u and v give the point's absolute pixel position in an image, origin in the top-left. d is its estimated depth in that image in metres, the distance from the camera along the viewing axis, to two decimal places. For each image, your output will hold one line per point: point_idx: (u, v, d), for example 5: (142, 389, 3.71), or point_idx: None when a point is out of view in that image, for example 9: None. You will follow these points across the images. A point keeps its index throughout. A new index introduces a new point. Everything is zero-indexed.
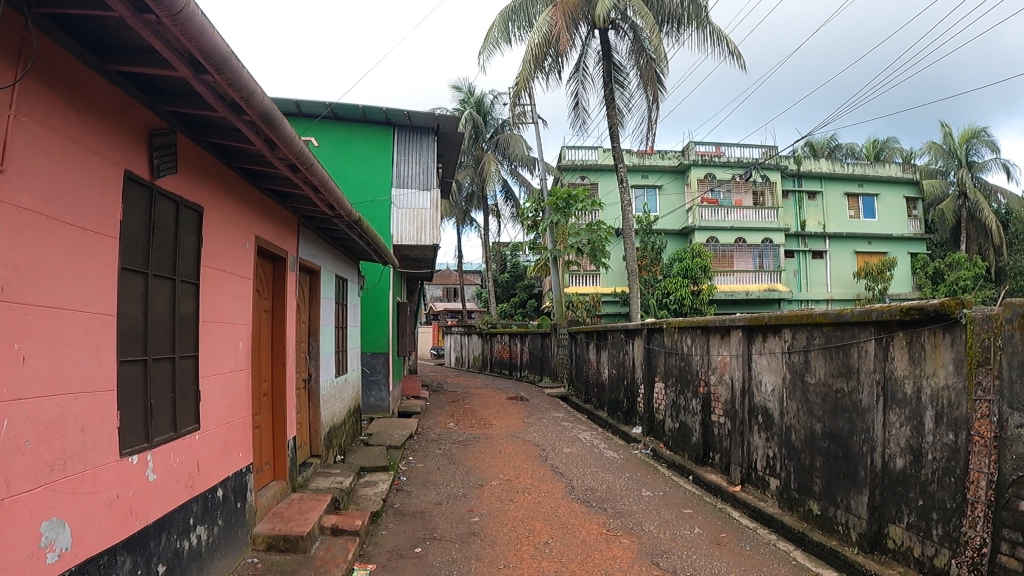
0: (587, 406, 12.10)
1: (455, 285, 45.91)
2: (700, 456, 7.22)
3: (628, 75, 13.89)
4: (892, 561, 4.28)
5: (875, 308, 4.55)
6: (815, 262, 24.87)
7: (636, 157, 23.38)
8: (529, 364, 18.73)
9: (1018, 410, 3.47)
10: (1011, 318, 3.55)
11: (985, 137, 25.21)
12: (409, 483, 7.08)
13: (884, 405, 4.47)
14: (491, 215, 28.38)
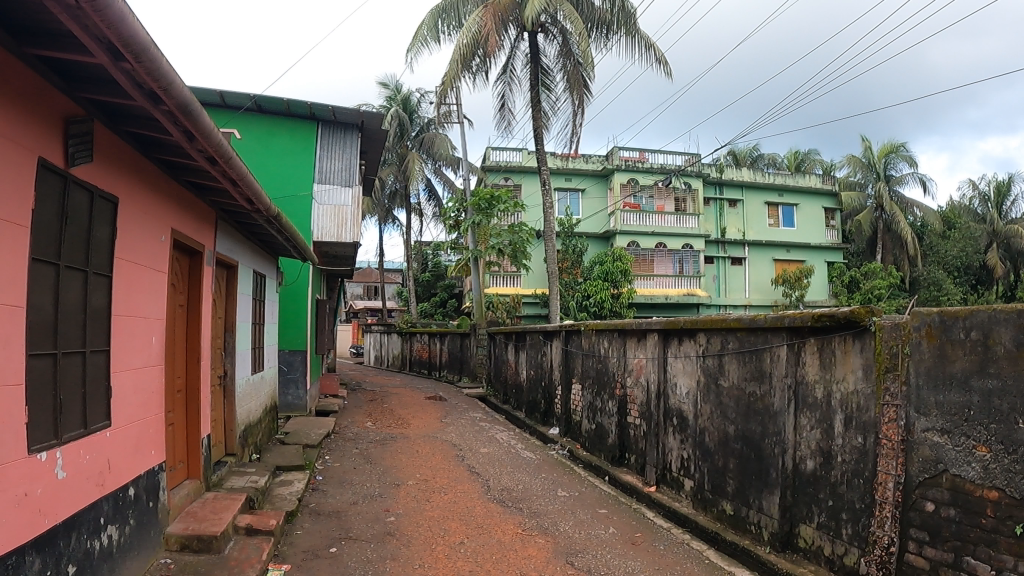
0: (505, 407, 12.10)
1: (376, 284, 45.55)
2: (616, 457, 7.31)
3: (556, 79, 13.94)
4: (803, 560, 4.39)
5: (788, 315, 4.66)
6: (733, 268, 25.40)
7: (560, 160, 23.52)
8: (448, 364, 18.71)
9: (924, 415, 3.61)
10: (918, 326, 3.69)
11: (903, 152, 26.27)
12: (325, 483, 6.98)
13: (795, 409, 4.59)
14: (414, 214, 28.23)
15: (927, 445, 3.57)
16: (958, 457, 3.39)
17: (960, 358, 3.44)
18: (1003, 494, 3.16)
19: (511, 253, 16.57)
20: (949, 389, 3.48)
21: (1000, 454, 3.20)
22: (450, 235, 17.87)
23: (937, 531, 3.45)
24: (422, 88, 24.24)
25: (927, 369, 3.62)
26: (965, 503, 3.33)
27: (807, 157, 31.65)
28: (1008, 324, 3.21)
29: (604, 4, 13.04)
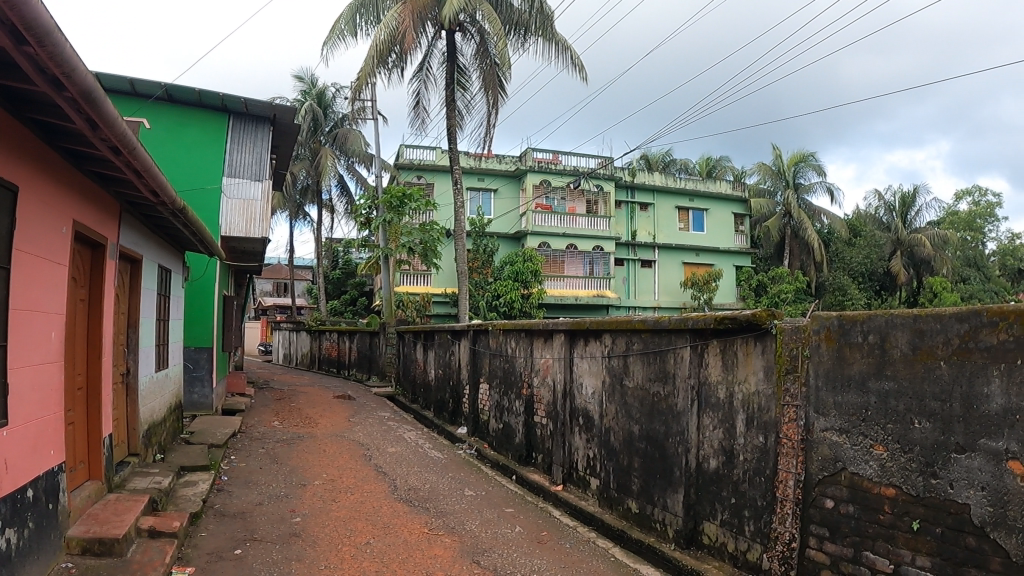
0: (414, 407, 12.03)
1: (286, 281, 44.76)
2: (523, 457, 7.36)
3: (471, 78, 13.95)
4: (707, 556, 4.49)
5: (691, 317, 4.75)
6: (642, 270, 25.82)
7: (473, 159, 23.50)
8: (357, 363, 18.51)
9: (823, 415, 3.73)
10: (818, 329, 3.81)
11: (811, 161, 27.10)
12: (230, 483, 6.83)
13: (698, 409, 4.69)
14: (325, 210, 27.85)
15: (825, 445, 3.70)
16: (857, 455, 3.52)
17: (858, 360, 3.57)
18: (899, 491, 3.29)
19: (422, 252, 16.47)
20: (847, 390, 3.61)
21: (896, 452, 3.33)
22: (359, 232, 17.65)
23: (837, 526, 3.56)
24: (337, 83, 23.93)
25: (825, 371, 3.74)
26: (863, 500, 3.45)
27: (717, 164, 32.39)
28: (905, 328, 3.35)
29: (522, 5, 13.09)
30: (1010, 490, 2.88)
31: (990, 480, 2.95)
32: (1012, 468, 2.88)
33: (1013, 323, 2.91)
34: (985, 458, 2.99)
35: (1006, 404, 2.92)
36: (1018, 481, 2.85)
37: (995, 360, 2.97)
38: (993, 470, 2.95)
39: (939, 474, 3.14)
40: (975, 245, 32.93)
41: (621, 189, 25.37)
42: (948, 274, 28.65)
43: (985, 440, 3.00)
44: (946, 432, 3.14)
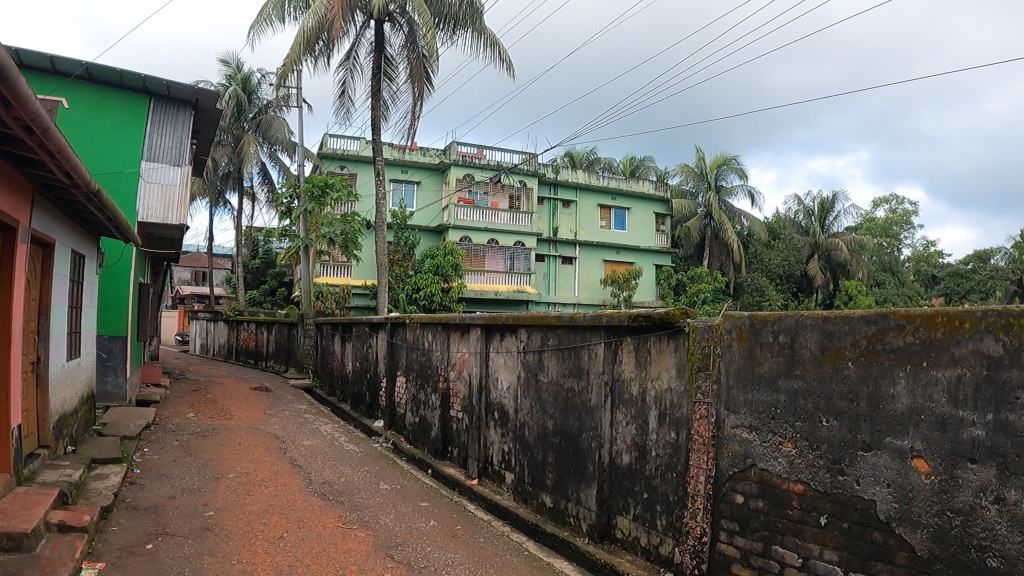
0: (331, 399, 11.91)
1: (205, 269, 43.78)
2: (438, 450, 7.35)
3: (398, 69, 13.85)
4: (620, 549, 4.54)
5: (606, 314, 4.78)
6: (563, 267, 25.96)
7: (397, 151, 23.25)
8: (275, 354, 18.24)
9: (734, 412, 3.80)
10: (730, 329, 3.87)
11: (734, 165, 27.64)
12: (143, 476, 6.65)
13: (611, 405, 4.74)
14: (246, 197, 27.31)
15: (736, 441, 3.77)
16: (766, 452, 3.60)
17: (768, 359, 3.64)
18: (807, 487, 3.38)
19: (342, 243, 16.27)
20: (757, 389, 3.69)
21: (805, 450, 3.42)
22: (279, 221, 17.34)
23: (747, 521, 3.63)
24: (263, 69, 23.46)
25: (736, 369, 3.81)
26: (772, 495, 3.53)
27: (642, 164, 32.79)
28: (814, 329, 3.43)
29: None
30: (914, 488, 2.98)
31: (896, 477, 3.05)
32: (916, 466, 2.98)
33: (920, 326, 3.01)
34: (890, 456, 3.08)
35: (911, 404, 3.02)
36: (922, 478, 2.96)
37: (901, 362, 3.07)
38: (898, 467, 3.04)
39: (846, 471, 3.23)
40: (891, 250, 34.06)
41: (544, 185, 25.40)
42: (862, 278, 29.54)
43: (891, 438, 3.09)
44: (853, 430, 3.23)
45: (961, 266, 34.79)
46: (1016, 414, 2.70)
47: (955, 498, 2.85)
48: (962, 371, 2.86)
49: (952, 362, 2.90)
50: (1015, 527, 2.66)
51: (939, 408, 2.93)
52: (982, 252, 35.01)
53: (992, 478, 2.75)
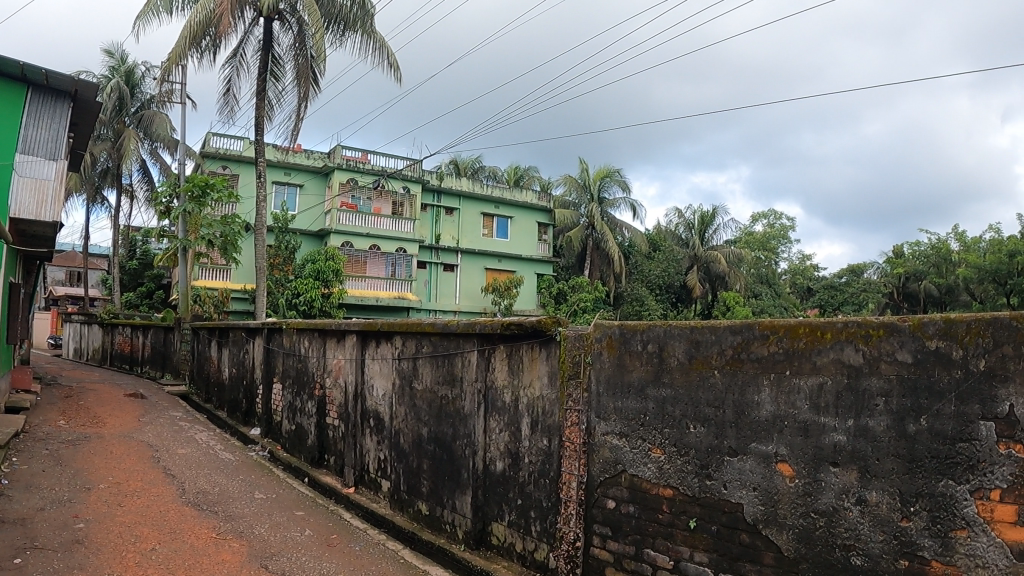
0: (208, 406, 11.59)
1: (80, 269, 41.98)
2: (315, 459, 7.23)
3: (285, 69, 13.62)
4: (496, 556, 4.56)
5: (478, 322, 4.78)
6: (444, 274, 25.65)
7: (280, 153, 22.51)
8: (151, 359, 17.61)
9: (604, 418, 3.87)
10: (600, 337, 3.95)
11: (617, 177, 28.17)
12: (10, 487, 6.31)
13: (484, 413, 4.76)
14: (126, 195, 26.33)
15: (606, 447, 3.84)
16: (636, 458, 3.67)
17: (637, 367, 3.73)
18: (677, 491, 3.46)
19: (221, 246, 15.72)
20: (627, 396, 3.77)
21: (672, 455, 3.50)
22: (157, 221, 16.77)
23: (619, 525, 3.69)
24: (148, 62, 22.70)
25: (606, 377, 3.88)
26: (642, 500, 3.61)
27: (527, 173, 33.05)
28: (682, 338, 3.52)
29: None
30: (779, 490, 3.09)
31: (761, 481, 3.15)
32: (781, 469, 3.10)
33: (783, 336, 3.13)
34: (756, 461, 3.19)
35: (776, 410, 3.14)
36: (786, 481, 3.07)
37: (765, 370, 3.19)
38: (763, 471, 3.16)
39: (714, 475, 3.32)
40: (768, 262, 35.35)
41: (427, 193, 25.22)
42: (740, 290, 30.56)
43: (756, 444, 3.20)
44: (719, 436, 3.34)
45: (833, 279, 36.03)
46: (875, 420, 2.84)
47: (818, 499, 2.97)
48: (824, 379, 2.99)
49: (815, 370, 3.02)
50: (876, 526, 2.80)
51: (802, 414, 3.05)
52: (854, 265, 36.72)
53: (853, 480, 2.88)
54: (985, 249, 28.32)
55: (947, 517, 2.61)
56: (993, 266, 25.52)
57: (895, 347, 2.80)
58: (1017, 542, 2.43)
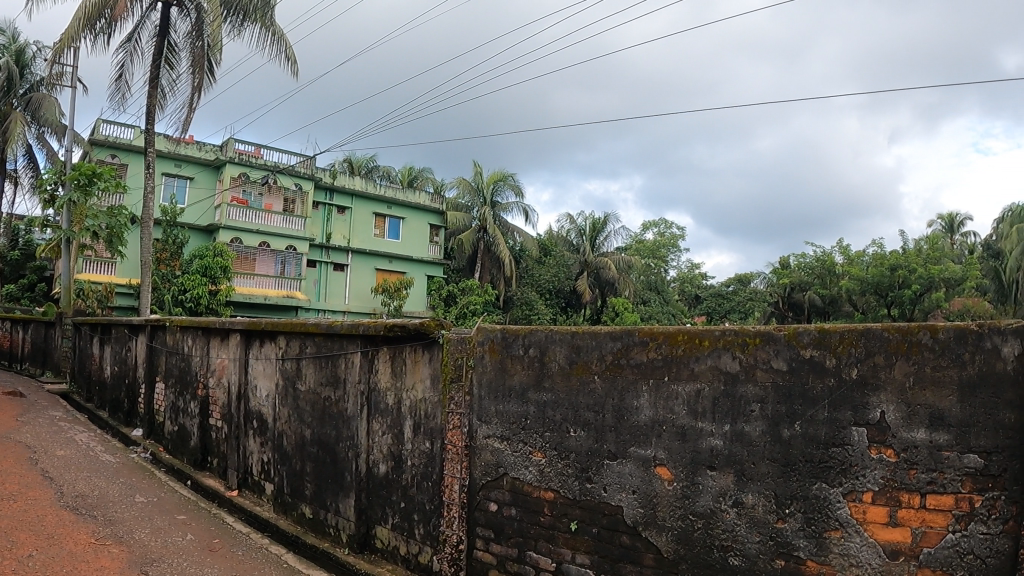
0: (89, 405, 11.20)
1: None
2: (198, 461, 7.06)
3: (181, 57, 13.25)
4: (380, 559, 4.52)
5: (362, 323, 4.74)
6: (335, 274, 25.18)
7: (170, 144, 21.37)
8: (30, 355, 16.89)
9: (486, 422, 3.89)
10: (482, 341, 3.95)
11: (510, 182, 28.39)
12: None
13: (367, 415, 4.69)
14: (11, 182, 25.20)
15: (488, 450, 3.85)
16: (518, 462, 3.70)
17: (519, 372, 3.76)
18: (558, 494, 3.50)
19: (105, 237, 15.11)
20: (508, 400, 3.79)
21: (554, 459, 3.54)
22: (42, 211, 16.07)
23: (501, 528, 3.71)
24: (39, 42, 21.92)
25: (488, 381, 3.89)
26: (524, 503, 3.64)
27: (419, 175, 32.84)
28: (563, 343, 3.57)
29: None
30: (658, 494, 3.15)
31: (640, 484, 3.22)
32: (660, 473, 3.16)
33: (661, 343, 3.21)
34: (635, 464, 3.25)
35: (654, 416, 3.21)
36: (665, 484, 3.14)
37: (644, 376, 3.26)
38: (642, 475, 3.22)
39: (593, 479, 3.38)
40: (658, 270, 35.89)
41: (319, 190, 24.70)
42: (629, 296, 31.12)
43: (635, 448, 3.27)
44: (599, 440, 3.39)
45: (721, 287, 37.23)
46: (751, 425, 2.93)
47: (696, 502, 3.04)
48: (701, 385, 3.07)
49: (692, 377, 3.10)
50: (752, 527, 2.89)
51: (680, 419, 3.13)
52: (742, 276, 37.61)
53: (730, 483, 2.97)
54: (867, 263, 29.49)
55: (821, 518, 2.72)
56: (876, 279, 27.22)
57: (770, 355, 2.90)
58: (888, 541, 2.56)
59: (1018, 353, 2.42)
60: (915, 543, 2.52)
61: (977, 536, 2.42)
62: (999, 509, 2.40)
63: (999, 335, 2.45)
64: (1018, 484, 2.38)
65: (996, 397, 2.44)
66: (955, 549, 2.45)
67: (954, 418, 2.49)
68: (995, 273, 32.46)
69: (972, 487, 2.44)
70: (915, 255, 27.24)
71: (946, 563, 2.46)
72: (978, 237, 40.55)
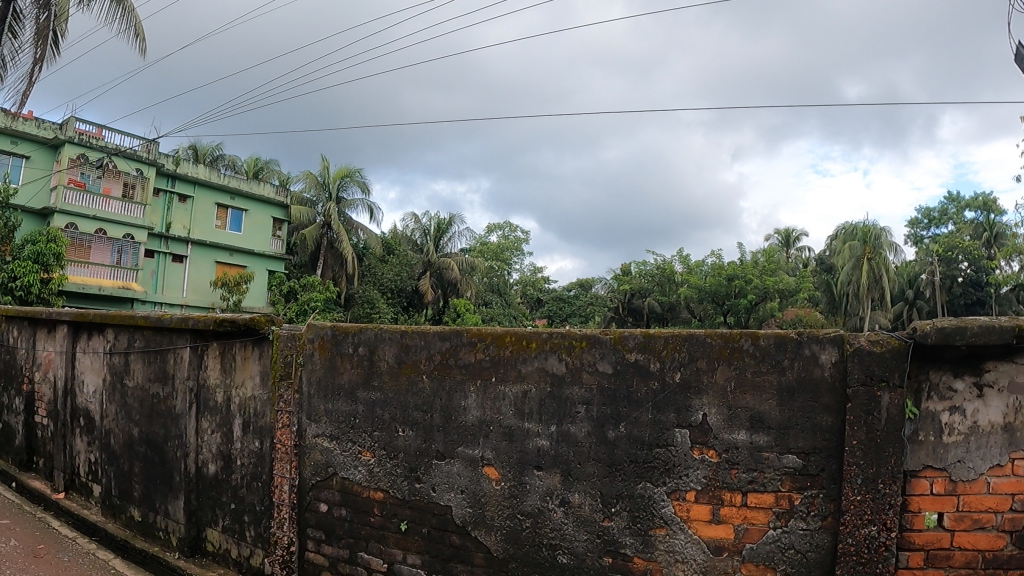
0: None
1: None
2: (24, 461, 6.67)
3: (25, 26, 12.50)
4: (212, 563, 4.41)
5: (192, 317, 4.55)
6: (173, 265, 24.28)
7: (6, 118, 19.47)
8: None
9: (315, 421, 3.81)
10: (312, 338, 3.84)
11: (356, 178, 28.45)
12: None
13: (196, 413, 4.54)
14: None
15: (317, 450, 3.78)
16: (347, 461, 3.66)
17: (348, 370, 3.69)
18: (387, 494, 3.49)
19: None
20: (338, 399, 3.73)
21: (383, 458, 3.54)
22: None
23: (332, 529, 3.67)
24: None
25: (317, 379, 3.80)
26: (354, 502, 3.61)
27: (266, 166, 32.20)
28: (392, 342, 3.55)
29: None
30: (486, 493, 3.24)
31: (468, 484, 3.28)
32: (488, 472, 3.25)
33: (489, 344, 3.28)
34: (463, 464, 3.31)
35: (481, 416, 3.28)
36: (492, 484, 3.23)
37: (471, 377, 3.31)
38: (470, 475, 3.29)
39: (423, 479, 3.40)
40: (501, 273, 36.13)
41: (160, 177, 23.50)
42: (471, 298, 31.41)
43: (463, 448, 3.32)
44: (428, 440, 3.42)
45: (563, 291, 37.60)
46: (576, 426, 3.06)
47: (524, 502, 3.16)
48: (527, 387, 3.18)
49: (519, 378, 3.20)
50: (578, 526, 3.03)
51: (506, 420, 3.22)
52: (583, 281, 38.31)
53: (556, 483, 3.09)
54: (705, 271, 30.74)
55: (646, 516, 2.88)
56: (713, 288, 28.69)
57: (596, 358, 3.04)
58: (712, 537, 2.76)
59: (833, 360, 2.67)
60: (737, 539, 2.73)
61: (796, 532, 2.67)
62: (817, 507, 2.66)
63: (816, 343, 2.69)
64: (834, 483, 2.64)
65: (813, 401, 2.69)
66: (776, 544, 2.68)
67: (773, 421, 2.72)
68: (825, 285, 34.72)
69: (792, 486, 2.68)
70: (752, 267, 28.68)
71: (768, 558, 2.69)
72: (810, 252, 42.88)
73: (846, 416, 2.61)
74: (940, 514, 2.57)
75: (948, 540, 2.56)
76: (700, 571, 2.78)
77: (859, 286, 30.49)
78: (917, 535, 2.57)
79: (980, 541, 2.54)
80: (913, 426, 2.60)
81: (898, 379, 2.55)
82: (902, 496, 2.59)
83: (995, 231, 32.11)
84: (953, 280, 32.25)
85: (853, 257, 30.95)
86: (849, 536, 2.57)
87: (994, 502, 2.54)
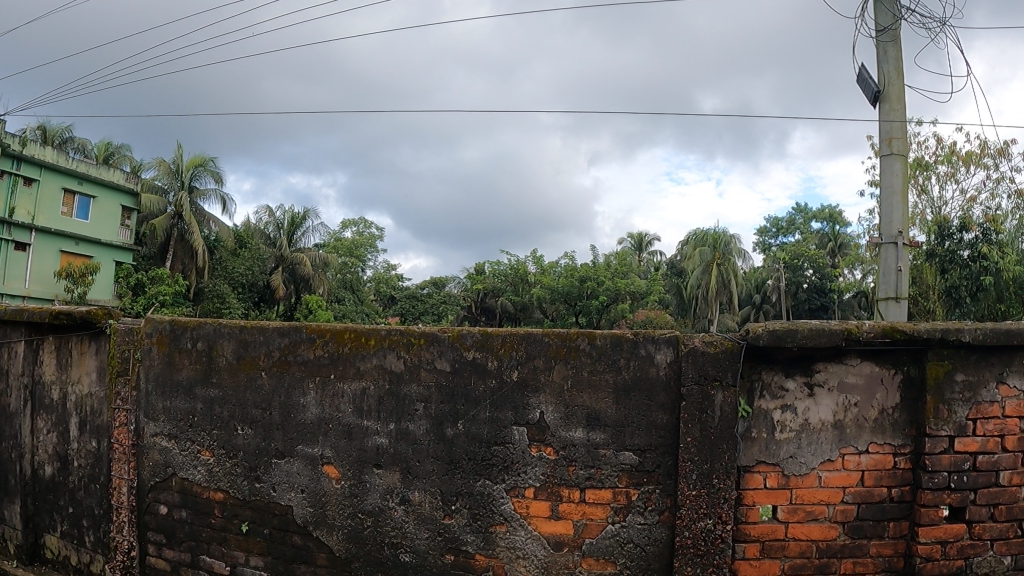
0: None
1: None
2: None
3: None
4: (50, 570, 4.23)
5: (27, 309, 4.31)
6: (15, 253, 22.86)
7: None
8: None
9: (153, 419, 3.67)
10: (149, 332, 3.69)
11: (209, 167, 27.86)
12: None
13: (31, 411, 4.33)
14: None
15: (156, 450, 3.65)
16: (185, 461, 3.56)
17: (186, 366, 3.56)
18: (227, 494, 3.42)
19: None
20: (175, 396, 3.60)
21: (222, 458, 3.45)
22: None
23: (172, 531, 3.59)
24: None
25: (155, 375, 3.65)
26: (193, 503, 3.53)
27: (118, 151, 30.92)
28: (231, 338, 3.45)
29: None
30: (326, 493, 3.21)
31: (308, 483, 3.25)
32: (327, 471, 3.22)
33: (329, 340, 3.24)
34: (302, 463, 3.27)
35: (320, 413, 3.24)
36: (332, 483, 3.20)
37: (311, 374, 3.26)
38: (310, 474, 3.25)
39: (262, 478, 3.34)
40: (354, 269, 35.81)
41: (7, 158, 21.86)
42: (324, 293, 31.23)
43: (302, 446, 3.28)
44: (267, 438, 3.35)
45: (417, 288, 37.18)
46: (415, 423, 3.08)
47: (365, 500, 3.15)
48: (366, 384, 3.16)
49: (357, 375, 3.18)
50: (419, 524, 3.07)
51: (345, 418, 3.20)
52: (436, 279, 37.69)
53: (396, 481, 3.11)
54: (558, 273, 31.55)
55: (486, 513, 2.95)
56: (566, 289, 29.30)
57: (434, 355, 3.07)
58: (552, 533, 2.85)
59: (668, 360, 2.80)
60: (576, 535, 2.83)
61: (633, 526, 2.79)
62: (653, 502, 2.78)
63: (653, 344, 2.81)
64: (669, 479, 2.77)
65: (649, 400, 2.81)
66: (614, 539, 2.80)
67: (610, 419, 2.83)
68: (675, 289, 36.04)
69: (629, 482, 2.80)
70: (603, 270, 29.61)
71: (608, 552, 2.80)
72: (661, 256, 44.45)
73: (682, 414, 2.73)
74: (773, 506, 2.71)
75: (781, 532, 2.71)
76: (540, 568, 2.86)
77: (708, 290, 31.82)
78: (753, 527, 2.71)
79: (813, 532, 2.70)
80: (746, 424, 2.75)
81: (730, 379, 2.69)
82: (738, 491, 2.73)
83: (839, 241, 34.99)
84: (799, 286, 34.01)
85: (703, 261, 32.20)
86: (685, 530, 2.70)
87: (824, 494, 2.71)
